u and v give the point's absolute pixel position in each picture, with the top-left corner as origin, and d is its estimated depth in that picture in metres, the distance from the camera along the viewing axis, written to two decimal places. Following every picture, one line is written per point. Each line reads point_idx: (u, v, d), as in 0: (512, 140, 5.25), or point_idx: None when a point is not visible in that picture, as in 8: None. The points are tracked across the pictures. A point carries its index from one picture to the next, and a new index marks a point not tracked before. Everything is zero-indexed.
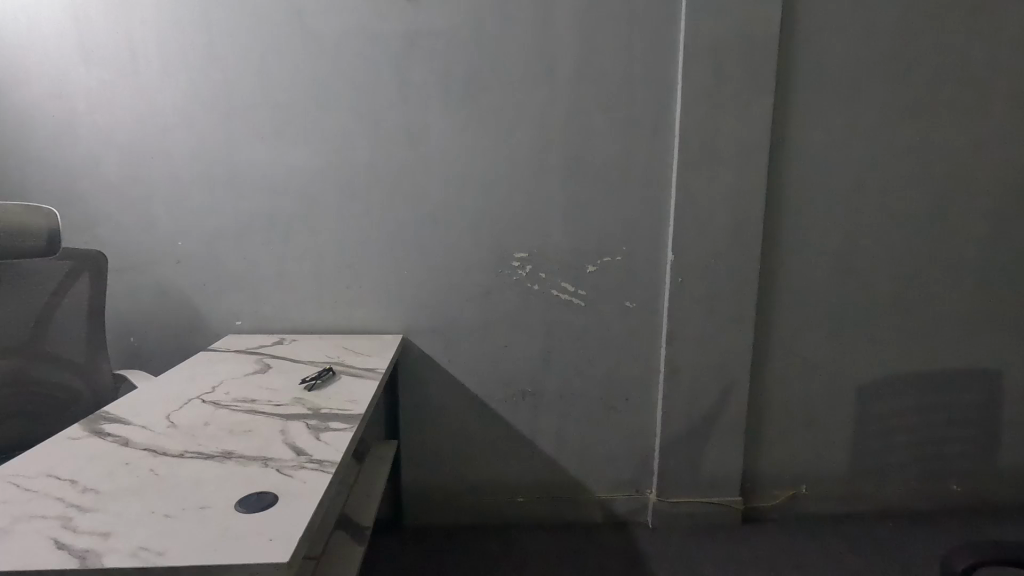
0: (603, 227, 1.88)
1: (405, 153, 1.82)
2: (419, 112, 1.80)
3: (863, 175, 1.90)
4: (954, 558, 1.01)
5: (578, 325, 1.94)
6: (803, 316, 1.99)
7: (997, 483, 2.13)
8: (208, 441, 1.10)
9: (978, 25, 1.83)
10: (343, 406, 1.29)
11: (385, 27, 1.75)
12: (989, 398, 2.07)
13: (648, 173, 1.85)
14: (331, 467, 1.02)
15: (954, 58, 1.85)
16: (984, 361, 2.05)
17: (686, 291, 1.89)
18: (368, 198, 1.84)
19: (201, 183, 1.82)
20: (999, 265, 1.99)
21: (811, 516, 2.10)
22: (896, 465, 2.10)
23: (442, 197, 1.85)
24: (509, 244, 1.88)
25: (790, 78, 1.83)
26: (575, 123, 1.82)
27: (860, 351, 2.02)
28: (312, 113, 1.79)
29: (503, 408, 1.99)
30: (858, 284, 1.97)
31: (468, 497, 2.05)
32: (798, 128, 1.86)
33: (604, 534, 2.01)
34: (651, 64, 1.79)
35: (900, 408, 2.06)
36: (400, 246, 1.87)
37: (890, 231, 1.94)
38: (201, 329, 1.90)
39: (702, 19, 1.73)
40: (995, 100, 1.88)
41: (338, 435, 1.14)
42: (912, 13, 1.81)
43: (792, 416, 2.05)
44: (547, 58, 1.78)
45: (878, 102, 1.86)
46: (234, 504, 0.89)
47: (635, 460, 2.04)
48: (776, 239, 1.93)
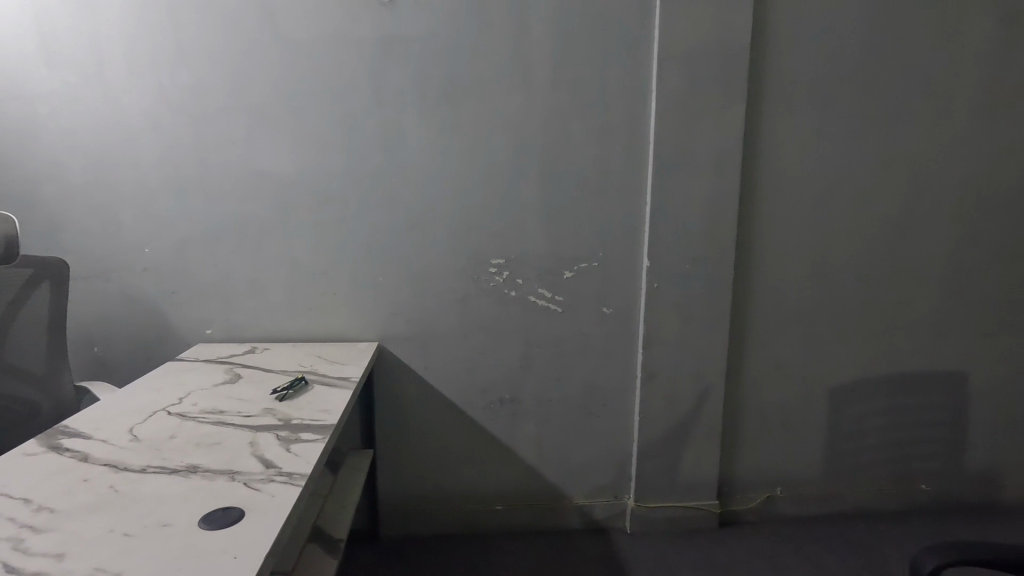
0: (579, 233, 1.88)
1: (380, 159, 1.80)
2: (396, 117, 1.79)
3: (834, 180, 1.94)
4: (924, 560, 1.02)
5: (555, 331, 1.94)
6: (777, 320, 2.01)
7: (966, 481, 2.18)
8: (173, 455, 1.07)
9: (940, 38, 1.89)
10: (315, 416, 1.26)
11: (359, 31, 1.73)
12: (954, 398, 2.12)
13: (624, 179, 1.87)
14: (302, 480, 0.99)
15: (919, 68, 1.90)
16: (952, 362, 2.10)
17: (662, 296, 1.91)
18: (342, 203, 1.82)
19: (170, 187, 1.77)
20: (963, 268, 2.04)
21: (785, 519, 2.13)
22: (869, 466, 2.13)
23: (419, 203, 1.83)
24: (486, 250, 1.87)
25: (762, 86, 1.86)
26: (553, 129, 1.83)
27: (831, 354, 2.05)
28: (286, 118, 1.76)
29: (480, 415, 1.97)
30: (829, 288, 2.01)
31: (446, 506, 2.02)
32: (770, 135, 1.89)
33: (583, 540, 2.01)
34: (626, 72, 1.81)
35: (871, 409, 2.10)
36: (376, 252, 1.85)
37: (859, 236, 1.98)
38: (170, 338, 1.85)
39: (675, 29, 1.76)
40: (957, 109, 1.94)
41: (310, 446, 1.11)
42: (878, 25, 1.86)
43: (767, 420, 2.08)
44: (524, 64, 1.78)
45: (847, 110, 1.91)
46: (199, 520, 0.86)
47: (614, 466, 2.04)
48: (750, 244, 1.95)
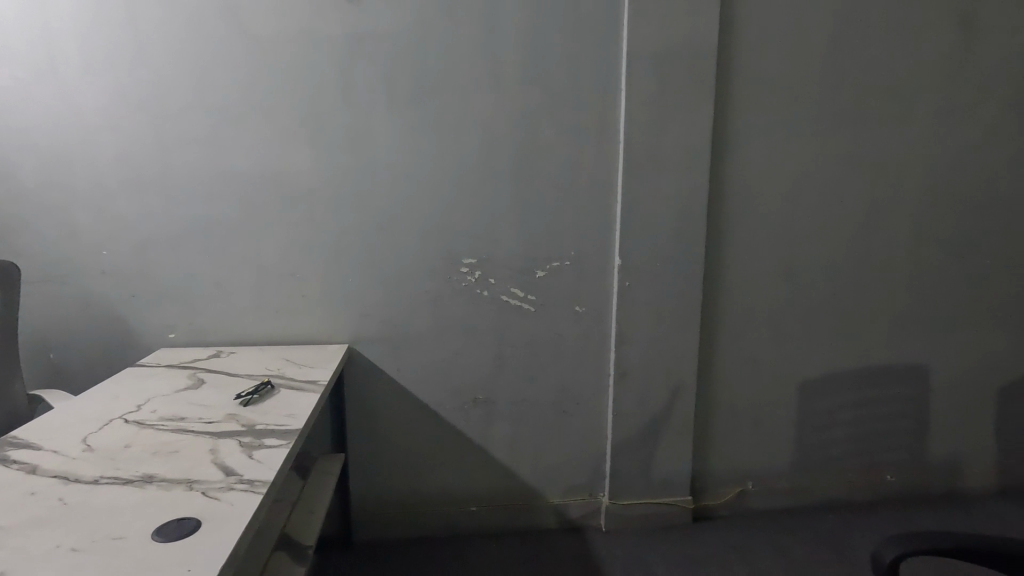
0: (551, 231, 1.88)
1: (349, 157, 1.77)
2: (365, 116, 1.76)
3: (801, 179, 1.97)
4: (884, 550, 1.04)
5: (529, 330, 1.93)
6: (746, 316, 2.04)
7: (930, 472, 2.24)
8: (129, 465, 1.03)
9: (901, 39, 1.93)
10: (280, 421, 1.23)
11: (325, 28, 1.70)
12: (918, 391, 2.17)
13: (595, 178, 1.87)
14: (264, 487, 0.97)
15: (881, 70, 1.95)
16: (914, 357, 2.15)
17: (635, 295, 1.92)
18: (309, 203, 1.78)
19: (129, 188, 1.72)
20: (925, 263, 2.10)
21: (757, 512, 2.16)
22: (837, 458, 2.18)
23: (388, 203, 1.81)
24: (457, 250, 1.86)
25: (730, 87, 1.88)
26: (524, 129, 1.82)
27: (800, 349, 2.09)
28: (250, 116, 1.72)
29: (454, 416, 1.95)
30: (798, 283, 2.04)
31: (421, 508, 2.00)
32: (738, 134, 1.92)
33: (559, 539, 2.00)
34: (595, 70, 1.81)
35: (838, 403, 2.14)
36: (345, 253, 1.82)
37: (825, 232, 2.02)
38: (130, 342, 1.79)
39: (644, 28, 1.77)
40: (917, 109, 1.99)
41: (272, 452, 1.09)
42: (841, 26, 1.90)
43: (738, 415, 2.10)
44: (494, 62, 1.77)
45: (812, 109, 1.94)
46: (152, 533, 0.83)
47: (588, 464, 2.05)
48: (719, 242, 1.97)
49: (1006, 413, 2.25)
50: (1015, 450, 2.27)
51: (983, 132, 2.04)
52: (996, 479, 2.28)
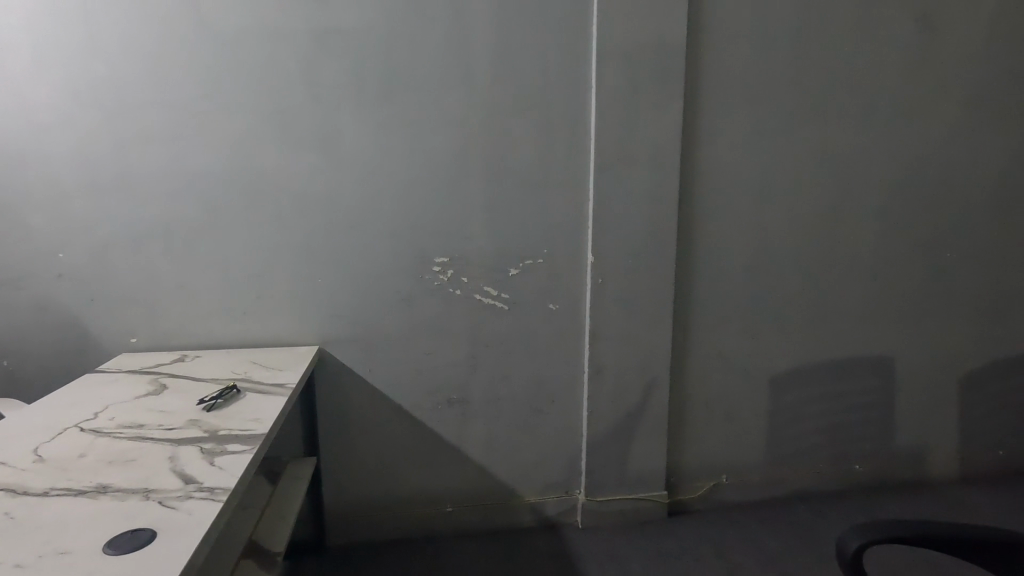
0: (524, 229, 1.87)
1: (317, 155, 1.74)
2: (332, 113, 1.73)
3: (769, 175, 2.00)
4: (849, 538, 1.06)
5: (502, 328, 1.92)
6: (718, 312, 2.06)
7: (897, 460, 2.30)
8: (82, 475, 0.99)
9: (864, 37, 1.97)
10: (245, 425, 1.20)
11: (290, 23, 1.66)
12: (884, 381, 2.22)
13: (567, 175, 1.87)
14: (224, 495, 0.94)
15: (845, 68, 1.98)
16: (881, 349, 2.20)
17: (607, 292, 1.92)
18: (276, 202, 1.74)
19: (85, 188, 1.66)
20: (890, 257, 2.14)
21: (731, 505, 2.18)
22: (807, 450, 2.22)
23: (358, 201, 1.78)
24: (429, 249, 1.84)
25: (699, 84, 1.90)
26: (494, 126, 1.81)
27: (771, 342, 2.12)
28: (213, 113, 1.67)
29: (428, 416, 1.94)
30: (768, 277, 2.07)
31: (396, 511, 1.98)
32: (707, 131, 1.93)
33: (535, 537, 2.00)
34: (566, 67, 1.81)
35: (808, 395, 2.18)
36: (314, 252, 1.78)
37: (793, 227, 2.05)
38: (89, 348, 1.73)
39: (612, 25, 1.77)
40: (880, 106, 2.03)
41: (235, 458, 1.06)
42: (807, 24, 1.92)
43: (711, 410, 2.12)
44: (463, 59, 1.76)
45: (780, 106, 1.96)
46: (104, 545, 0.80)
47: (564, 462, 2.05)
48: (691, 238, 1.99)
49: (968, 401, 2.31)
50: (977, 438, 2.34)
51: (943, 129, 2.09)
52: (959, 466, 2.34)
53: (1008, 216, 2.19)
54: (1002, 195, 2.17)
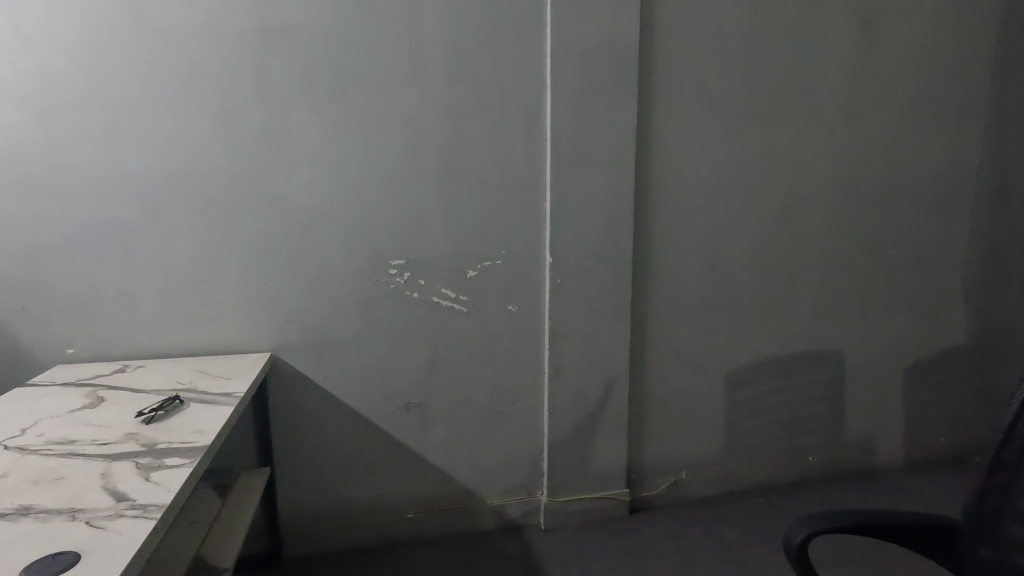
0: (481, 230, 1.86)
1: (265, 156, 1.69)
2: (281, 113, 1.68)
3: (723, 175, 2.04)
4: (794, 531, 1.08)
5: (461, 331, 1.90)
6: (675, 310, 2.09)
7: (848, 451, 2.38)
8: (3, 497, 0.93)
9: (810, 42, 2.03)
10: (185, 438, 1.15)
11: (235, 19, 1.61)
12: (835, 375, 2.30)
13: (524, 176, 1.86)
14: (159, 512, 0.90)
15: (793, 72, 2.04)
16: (831, 343, 2.27)
17: (566, 292, 1.92)
18: (224, 205, 1.68)
19: (15, 192, 1.56)
20: (838, 254, 2.22)
21: (691, 501, 2.22)
22: (763, 443, 2.27)
23: (310, 203, 1.73)
24: (385, 251, 1.81)
25: (653, 86, 1.92)
26: (450, 126, 1.79)
27: (727, 339, 2.16)
28: (153, 112, 1.60)
29: (387, 422, 1.90)
30: (723, 275, 2.11)
31: (355, 519, 1.94)
32: (662, 132, 1.96)
33: (498, 540, 1.99)
34: (520, 68, 1.80)
35: (763, 390, 2.23)
36: (266, 256, 1.73)
37: (745, 226, 2.10)
38: (21, 360, 1.63)
39: (566, 27, 1.77)
40: (826, 108, 2.10)
41: (172, 473, 1.01)
42: (755, 28, 1.97)
43: (670, 407, 2.15)
44: (417, 58, 1.73)
45: (731, 108, 2.00)
46: (20, 571, 0.75)
47: (526, 463, 2.04)
48: (647, 237, 2.01)
49: (913, 392, 2.41)
50: (921, 426, 2.44)
51: (885, 131, 2.17)
52: (906, 454, 2.44)
53: (947, 214, 2.30)
54: (941, 194, 2.27)
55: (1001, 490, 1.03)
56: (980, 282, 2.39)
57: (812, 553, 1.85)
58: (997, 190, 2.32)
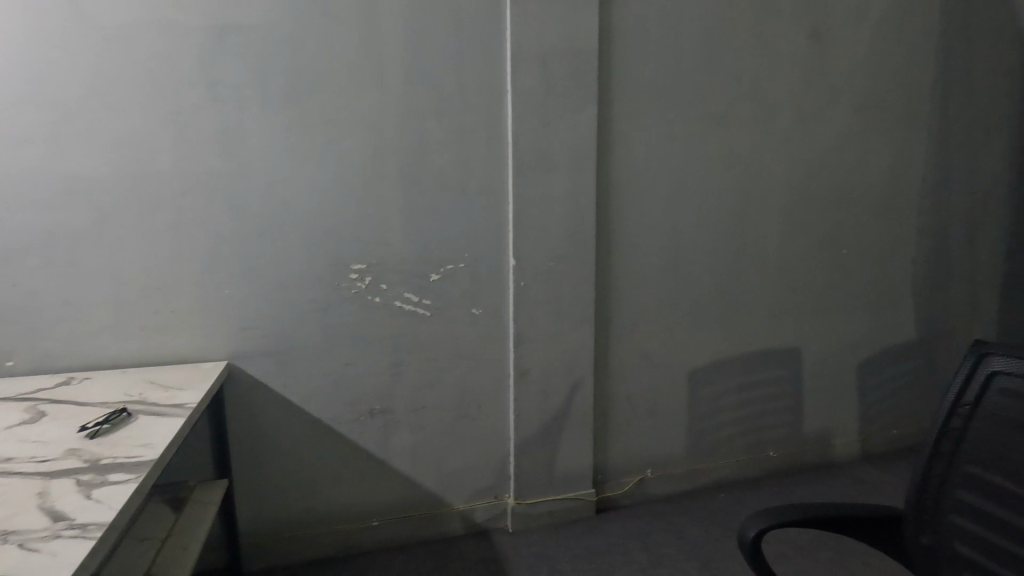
0: (443, 234, 1.85)
1: (219, 160, 1.64)
2: (234, 115, 1.64)
3: (682, 177, 2.08)
4: (748, 526, 1.11)
5: (424, 335, 1.89)
6: (638, 310, 2.12)
7: (806, 445, 2.45)
8: None
9: (764, 47, 2.09)
10: (132, 452, 1.11)
11: (185, 19, 1.56)
12: (793, 371, 2.36)
13: (486, 179, 1.86)
14: (99, 531, 0.86)
15: (748, 76, 2.09)
16: (788, 340, 2.34)
17: (530, 294, 1.93)
18: (175, 209, 1.63)
19: None
20: (794, 253, 2.28)
21: (657, 498, 2.24)
22: (726, 440, 2.32)
23: (266, 208, 1.70)
24: (345, 255, 1.78)
25: (613, 89, 1.95)
26: (409, 129, 1.77)
27: (689, 338, 2.20)
28: (98, 113, 1.54)
29: (350, 429, 1.87)
30: (683, 275, 2.15)
31: (318, 530, 1.90)
32: (622, 136, 1.98)
33: (465, 545, 1.98)
34: (481, 71, 1.80)
35: (725, 387, 2.28)
36: (220, 262, 1.68)
37: (704, 228, 2.14)
38: None
39: (526, 31, 1.78)
40: (780, 112, 2.16)
41: (116, 489, 0.97)
42: (711, 34, 2.02)
43: (635, 406, 2.18)
44: (375, 61, 1.71)
45: (689, 111, 2.04)
46: None
47: (492, 467, 2.03)
48: (609, 239, 2.03)
49: (867, 386, 2.50)
50: (874, 419, 2.53)
51: (836, 134, 2.25)
52: (861, 447, 2.52)
53: (895, 214, 2.39)
54: (889, 195, 2.36)
55: (938, 479, 1.08)
56: (927, 279, 2.49)
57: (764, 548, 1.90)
58: (941, 191, 2.42)
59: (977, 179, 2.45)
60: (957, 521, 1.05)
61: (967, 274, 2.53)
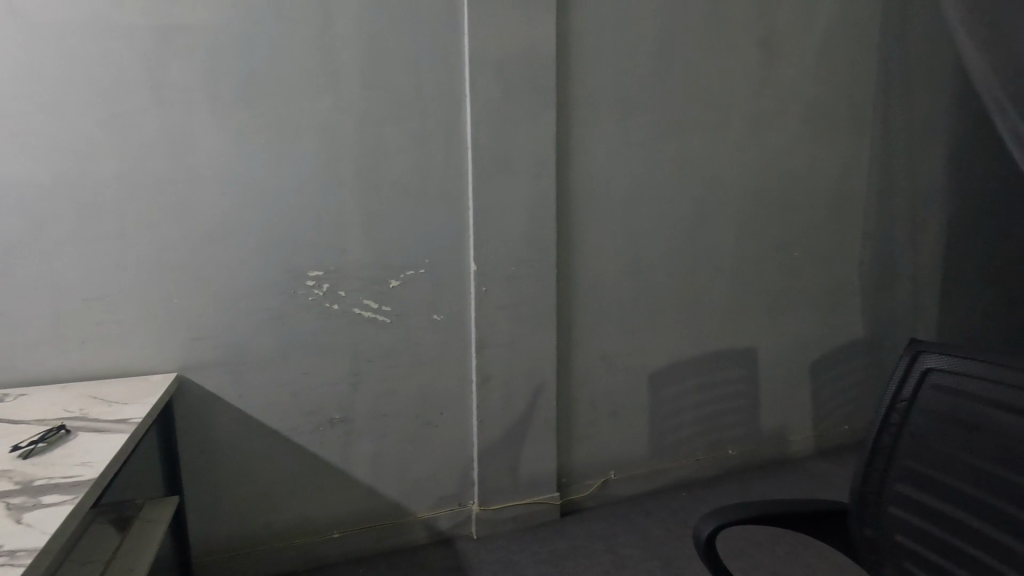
0: (403, 239, 1.83)
1: (165, 164, 1.59)
2: (182, 119, 1.58)
3: (640, 181, 2.11)
4: (702, 525, 1.13)
5: (384, 342, 1.86)
6: (598, 313, 2.14)
7: (763, 442, 2.52)
8: None
9: (717, 56, 2.15)
10: (69, 471, 1.06)
11: (128, 19, 1.51)
12: (749, 371, 2.43)
13: (445, 184, 1.85)
14: (29, 557, 0.81)
15: (702, 84, 2.15)
16: (745, 341, 2.40)
17: (492, 300, 1.93)
18: (119, 216, 1.56)
19: None
20: (748, 256, 2.35)
21: (620, 500, 2.27)
22: (686, 439, 2.36)
23: (217, 214, 1.64)
24: (301, 262, 1.74)
25: (571, 95, 1.97)
26: (367, 134, 1.75)
27: (649, 340, 2.23)
28: (34, 115, 1.47)
29: (309, 440, 1.83)
30: (643, 278, 2.18)
31: (276, 545, 1.84)
32: (581, 141, 2.01)
33: (429, 554, 1.95)
34: (440, 76, 1.79)
35: (685, 388, 2.32)
36: (169, 270, 1.63)
37: (662, 231, 2.18)
38: None
39: (483, 37, 1.79)
40: (733, 119, 2.22)
41: (50, 512, 0.92)
42: (665, 42, 2.06)
43: (598, 409, 2.20)
44: (330, 65, 1.69)
45: (646, 117, 2.08)
46: None
47: (456, 474, 2.02)
48: (570, 244, 2.05)
49: (819, 384, 2.59)
50: (827, 415, 2.63)
51: (786, 140, 2.32)
52: (815, 442, 2.61)
53: (843, 218, 2.48)
54: (837, 199, 2.46)
55: (879, 473, 1.12)
56: (873, 280, 2.60)
57: (718, 544, 1.96)
58: (884, 194, 2.53)
59: (919, 184, 2.57)
60: (897, 512, 1.09)
61: (910, 275, 2.64)
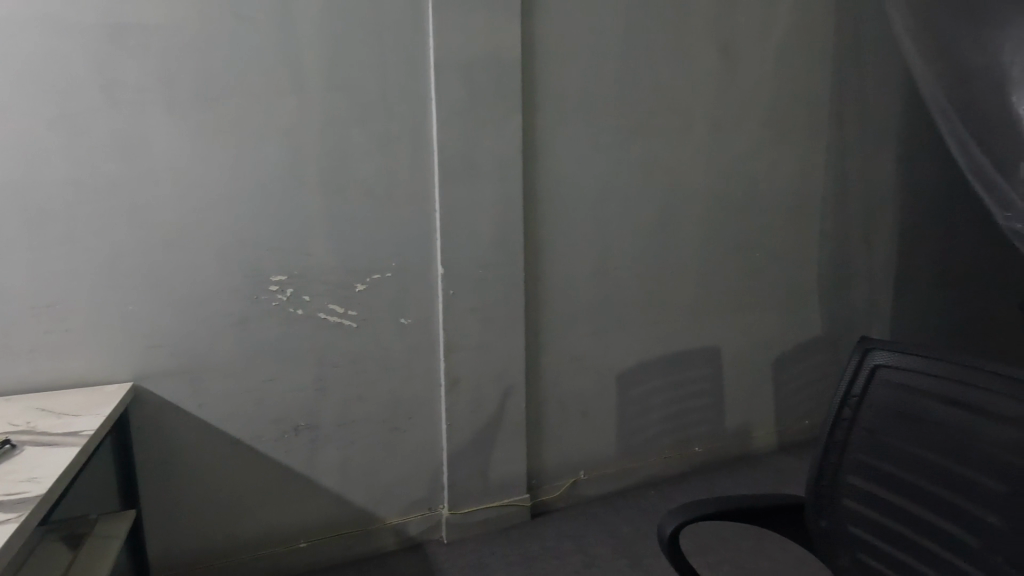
0: (369, 242, 1.81)
1: (119, 166, 1.53)
2: (137, 119, 1.53)
3: (606, 184, 2.14)
4: (667, 522, 1.15)
5: (351, 347, 1.84)
6: (566, 315, 2.16)
7: (728, 439, 2.57)
8: None
9: (679, 61, 2.19)
10: (13, 487, 1.01)
11: (78, 16, 1.45)
12: (714, 369, 2.48)
13: (412, 186, 1.84)
14: None
15: (665, 89, 2.19)
16: (709, 340, 2.45)
17: (460, 303, 1.92)
18: (69, 219, 1.50)
19: None
20: (712, 257, 2.40)
21: (590, 500, 2.29)
22: (654, 438, 2.40)
23: (174, 218, 1.60)
24: (263, 266, 1.70)
25: (537, 99, 1.98)
26: (330, 136, 1.73)
27: (616, 341, 2.26)
28: None
29: (274, 448, 1.79)
30: (610, 280, 2.21)
31: (239, 558, 1.80)
32: (547, 145, 2.02)
33: (399, 560, 1.93)
34: (405, 78, 1.78)
35: (652, 387, 2.36)
36: (123, 276, 1.57)
37: (628, 233, 2.21)
38: None
39: (449, 40, 1.79)
40: (696, 123, 2.27)
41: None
42: (629, 47, 2.10)
43: (567, 410, 2.22)
44: (292, 65, 1.66)
45: (611, 121, 2.11)
46: None
47: (426, 479, 2.00)
48: (537, 246, 2.06)
49: (781, 381, 2.66)
50: (789, 411, 2.70)
51: (747, 144, 2.39)
52: (777, 438, 2.68)
53: (801, 219, 2.56)
54: (795, 201, 2.53)
55: (833, 467, 1.16)
56: (831, 280, 2.69)
57: (684, 540, 2.00)
58: (840, 196, 2.63)
59: (872, 187, 2.67)
60: (851, 504, 1.13)
61: (865, 274, 2.75)
